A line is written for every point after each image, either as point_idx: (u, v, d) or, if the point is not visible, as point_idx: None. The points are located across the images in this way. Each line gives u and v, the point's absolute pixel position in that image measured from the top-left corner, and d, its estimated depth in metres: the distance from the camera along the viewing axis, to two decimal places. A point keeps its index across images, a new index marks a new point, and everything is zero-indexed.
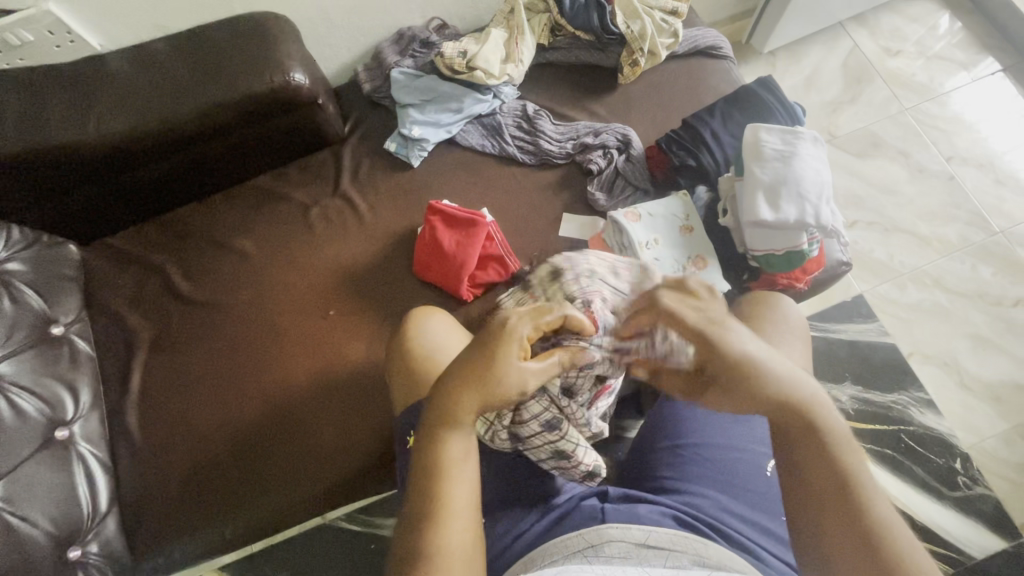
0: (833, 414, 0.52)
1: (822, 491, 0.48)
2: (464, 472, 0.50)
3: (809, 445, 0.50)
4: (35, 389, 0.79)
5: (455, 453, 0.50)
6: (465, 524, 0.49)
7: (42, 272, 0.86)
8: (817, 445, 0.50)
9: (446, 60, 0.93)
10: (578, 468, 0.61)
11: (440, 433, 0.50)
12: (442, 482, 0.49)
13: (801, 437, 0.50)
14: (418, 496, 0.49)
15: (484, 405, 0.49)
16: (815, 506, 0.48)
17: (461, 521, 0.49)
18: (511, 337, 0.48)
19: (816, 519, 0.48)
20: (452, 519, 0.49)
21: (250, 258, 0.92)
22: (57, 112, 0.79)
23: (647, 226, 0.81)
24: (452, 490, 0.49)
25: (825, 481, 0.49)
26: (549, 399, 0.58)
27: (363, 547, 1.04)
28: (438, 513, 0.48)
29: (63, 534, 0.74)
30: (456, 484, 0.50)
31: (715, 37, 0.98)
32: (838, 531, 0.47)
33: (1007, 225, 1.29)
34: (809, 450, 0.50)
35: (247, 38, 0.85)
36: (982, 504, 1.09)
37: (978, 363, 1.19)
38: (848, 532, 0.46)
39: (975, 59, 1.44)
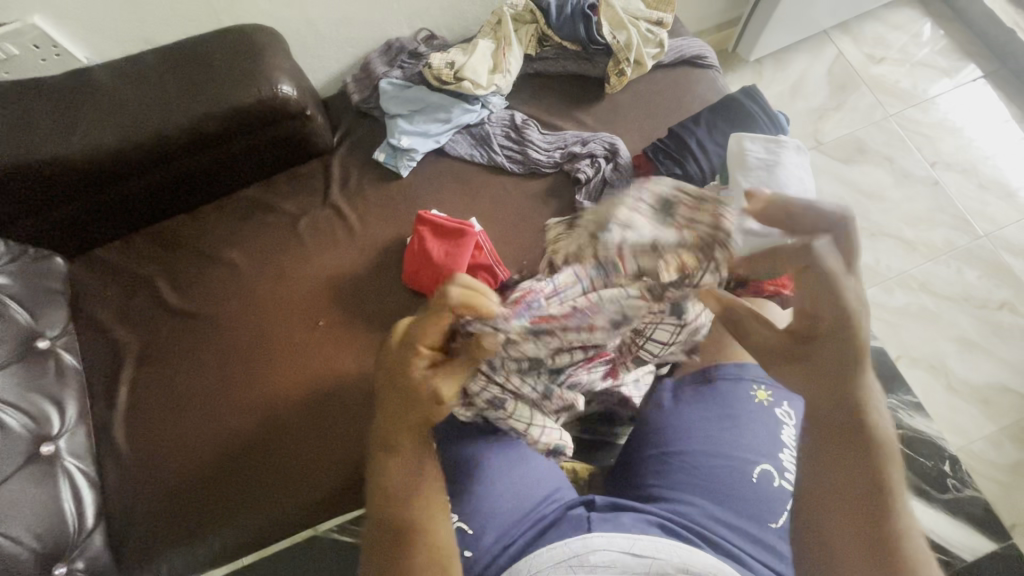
0: (886, 423, 0.49)
1: (847, 495, 0.47)
2: (424, 488, 0.52)
3: (852, 450, 0.47)
4: (20, 404, 0.78)
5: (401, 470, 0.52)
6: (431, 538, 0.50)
7: (28, 286, 0.85)
8: (866, 457, 0.47)
9: (434, 71, 0.94)
10: (541, 444, 0.65)
11: (384, 453, 0.53)
12: (401, 504, 0.51)
13: (849, 439, 0.48)
14: (379, 517, 0.51)
15: (411, 419, 0.50)
16: (839, 500, 0.47)
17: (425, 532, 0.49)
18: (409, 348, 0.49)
19: (831, 511, 0.48)
20: (417, 537, 0.49)
21: (239, 269, 0.92)
22: (43, 125, 0.79)
23: None
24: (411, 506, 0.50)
25: (857, 487, 0.47)
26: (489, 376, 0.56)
27: (355, 558, 1.03)
28: (404, 534, 0.49)
29: (47, 551, 0.74)
30: (416, 502, 0.51)
31: (700, 47, 1.00)
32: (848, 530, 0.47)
33: (991, 229, 1.31)
34: (852, 456, 0.47)
35: (235, 50, 0.85)
36: (972, 506, 1.09)
37: (965, 366, 1.20)
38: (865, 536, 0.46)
39: (957, 66, 1.46)
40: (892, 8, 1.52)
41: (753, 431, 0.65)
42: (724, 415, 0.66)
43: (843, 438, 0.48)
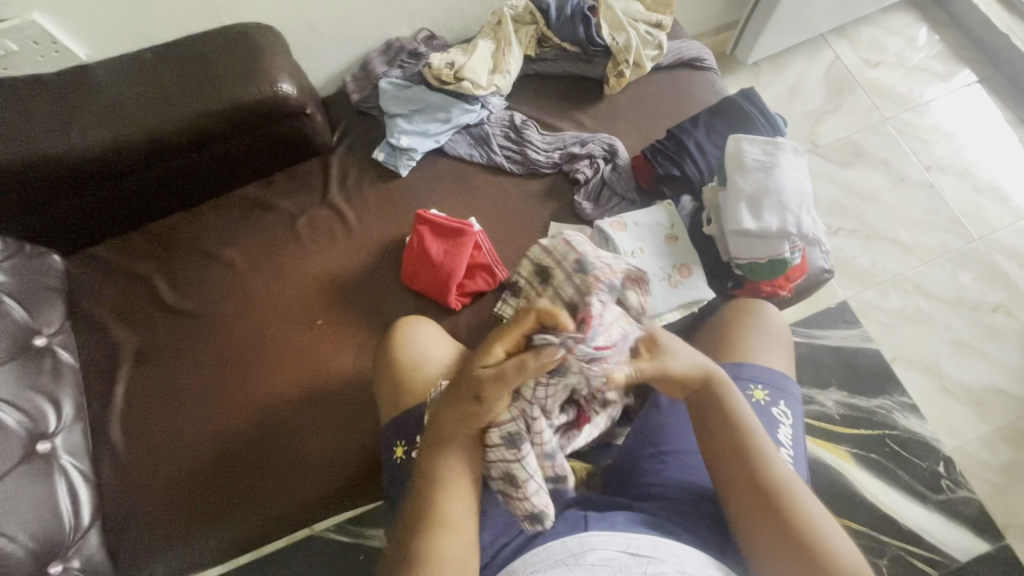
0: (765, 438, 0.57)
1: (735, 475, 0.55)
2: (463, 484, 0.55)
3: (720, 437, 0.57)
4: (16, 401, 0.78)
5: (447, 469, 0.55)
6: (464, 531, 0.53)
7: (24, 283, 0.85)
8: (732, 439, 0.57)
9: (434, 71, 0.94)
10: (525, 504, 0.57)
11: (432, 452, 0.56)
12: (443, 494, 0.54)
13: (712, 428, 0.58)
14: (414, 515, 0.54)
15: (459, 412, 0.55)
16: (727, 483, 0.56)
17: (457, 538, 0.52)
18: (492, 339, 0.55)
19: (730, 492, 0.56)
20: (456, 529, 0.53)
21: (236, 267, 0.91)
22: (41, 122, 0.79)
23: (632, 235, 0.81)
24: (449, 501, 0.54)
25: (738, 467, 0.56)
26: (520, 408, 0.57)
27: (351, 557, 1.03)
28: (433, 528, 0.52)
29: (43, 550, 0.73)
30: (453, 495, 0.54)
31: (699, 49, 1.00)
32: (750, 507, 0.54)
33: (985, 232, 1.32)
34: (725, 443, 0.57)
35: (235, 48, 0.85)
36: (965, 507, 1.10)
37: (959, 368, 1.21)
38: (759, 508, 0.53)
39: (953, 71, 1.47)
40: (888, 12, 1.53)
41: None
42: None
43: (709, 428, 0.58)
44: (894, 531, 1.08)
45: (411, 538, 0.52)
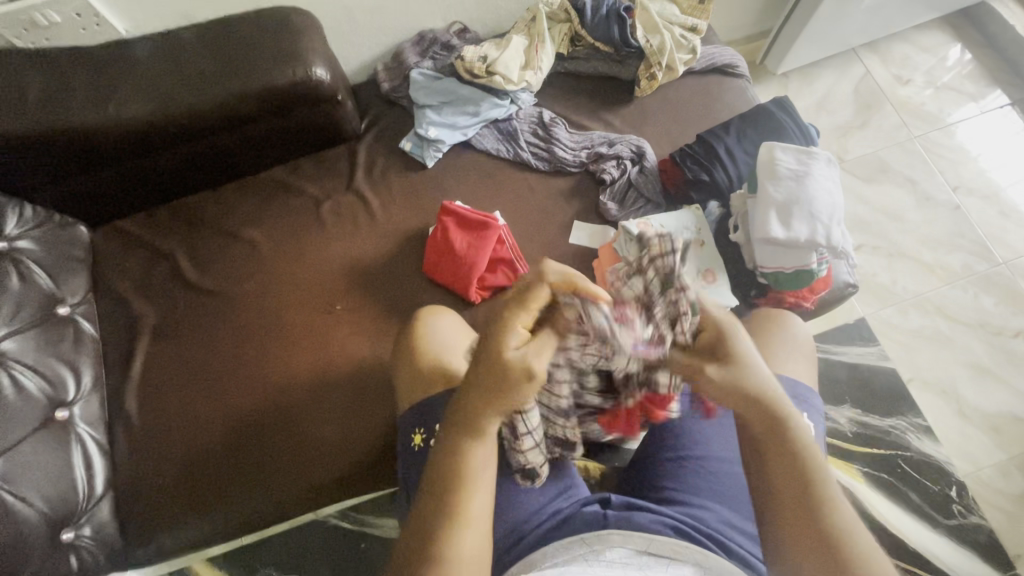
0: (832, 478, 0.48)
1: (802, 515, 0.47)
2: (484, 480, 0.50)
3: (780, 456, 0.49)
4: (37, 368, 0.78)
5: (478, 459, 0.50)
6: (479, 531, 0.50)
7: (51, 252, 0.86)
8: (795, 456, 0.49)
9: (466, 64, 0.94)
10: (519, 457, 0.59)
11: (463, 441, 0.50)
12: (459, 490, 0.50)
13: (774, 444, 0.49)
14: (433, 509, 0.50)
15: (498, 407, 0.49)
16: (784, 508, 0.48)
17: (476, 536, 0.49)
18: (508, 327, 0.49)
19: (786, 524, 0.48)
20: (468, 525, 0.49)
21: (259, 249, 0.92)
22: (79, 94, 0.80)
23: None
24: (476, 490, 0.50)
25: (801, 495, 0.48)
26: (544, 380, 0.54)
27: (353, 544, 1.04)
28: (457, 522, 0.49)
29: (56, 516, 0.74)
30: (476, 495, 0.50)
31: (732, 55, 1.00)
32: (802, 543, 0.46)
33: (1010, 256, 1.30)
34: (785, 462, 0.49)
35: (272, 31, 0.85)
36: (977, 533, 1.08)
37: (976, 392, 1.20)
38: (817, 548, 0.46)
39: (984, 91, 1.46)
40: (922, 29, 1.51)
41: None
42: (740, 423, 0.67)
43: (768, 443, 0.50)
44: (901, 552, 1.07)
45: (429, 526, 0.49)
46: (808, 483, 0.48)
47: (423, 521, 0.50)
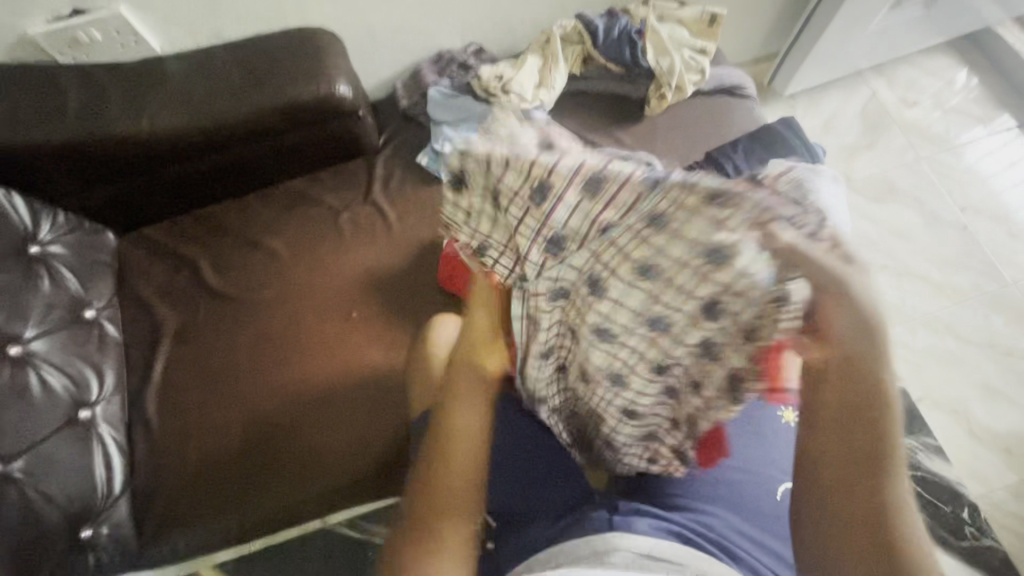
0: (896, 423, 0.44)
1: (856, 483, 0.44)
2: (474, 430, 0.58)
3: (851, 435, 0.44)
4: (64, 368, 0.81)
5: (463, 411, 0.58)
6: (462, 485, 0.56)
7: (81, 257, 0.89)
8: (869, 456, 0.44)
9: (483, 83, 1.00)
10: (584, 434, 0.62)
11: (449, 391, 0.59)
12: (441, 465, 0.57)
13: (849, 424, 0.44)
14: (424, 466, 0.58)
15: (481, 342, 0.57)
16: (837, 474, 0.44)
17: (457, 483, 0.56)
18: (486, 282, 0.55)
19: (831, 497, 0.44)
20: (456, 479, 0.56)
21: (279, 257, 0.95)
22: (116, 106, 0.84)
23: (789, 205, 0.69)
24: (459, 463, 0.57)
25: (861, 479, 0.43)
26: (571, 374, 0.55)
27: (361, 554, 1.04)
28: (444, 477, 0.56)
29: (77, 512, 0.76)
30: (467, 434, 0.57)
31: (740, 77, 1.03)
32: (849, 503, 0.44)
33: (1019, 277, 1.30)
34: (847, 439, 0.44)
35: (299, 50, 0.90)
36: (989, 556, 1.06)
37: (988, 413, 1.19)
38: (868, 511, 0.43)
39: (991, 114, 1.48)
40: (928, 53, 1.54)
41: (776, 450, 0.68)
42: (752, 433, 0.68)
43: (853, 424, 0.44)
44: None
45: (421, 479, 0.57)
46: (877, 487, 0.43)
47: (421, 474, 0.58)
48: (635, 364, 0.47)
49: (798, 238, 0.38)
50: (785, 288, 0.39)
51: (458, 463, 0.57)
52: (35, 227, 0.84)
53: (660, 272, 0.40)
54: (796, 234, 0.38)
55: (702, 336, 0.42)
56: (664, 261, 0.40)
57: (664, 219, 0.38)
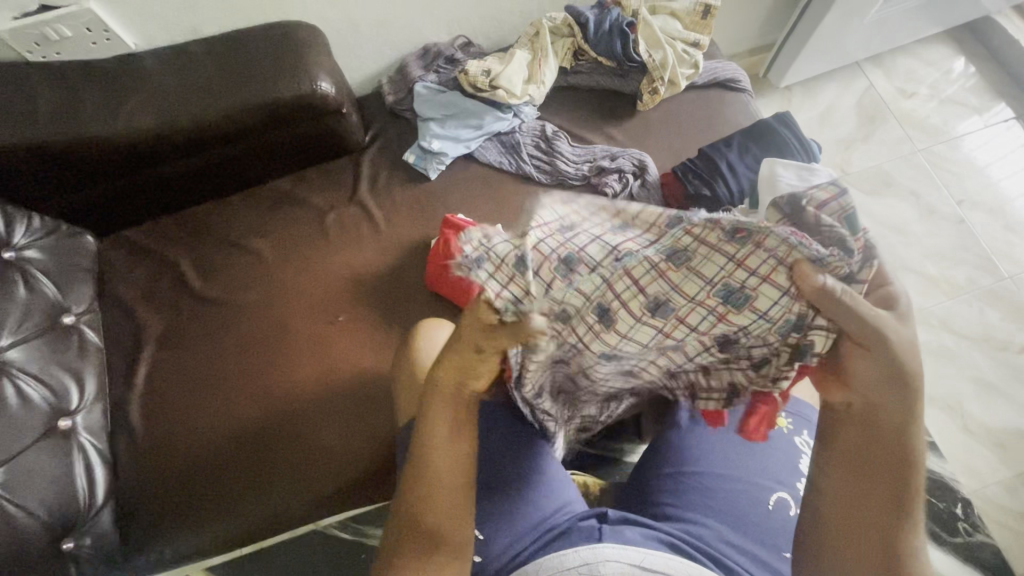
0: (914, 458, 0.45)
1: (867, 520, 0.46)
2: (453, 442, 0.53)
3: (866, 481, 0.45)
4: (41, 377, 0.78)
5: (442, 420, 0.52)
6: (447, 494, 0.53)
7: (58, 261, 0.87)
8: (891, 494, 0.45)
9: (470, 78, 0.95)
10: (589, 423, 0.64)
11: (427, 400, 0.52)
12: (418, 496, 0.54)
13: (867, 463, 0.45)
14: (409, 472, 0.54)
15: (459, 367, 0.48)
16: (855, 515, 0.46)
17: (443, 493, 0.53)
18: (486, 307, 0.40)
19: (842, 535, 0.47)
20: (440, 488, 0.53)
21: (263, 260, 0.92)
22: (89, 106, 0.81)
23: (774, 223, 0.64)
24: (441, 474, 0.53)
25: (876, 519, 0.45)
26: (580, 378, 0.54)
27: (353, 556, 1.03)
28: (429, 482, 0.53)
29: (58, 524, 0.74)
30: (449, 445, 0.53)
31: (735, 70, 1.00)
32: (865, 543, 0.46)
33: (1015, 271, 1.29)
34: (865, 484, 0.45)
35: (280, 46, 0.87)
36: (983, 551, 1.06)
37: (982, 408, 1.19)
38: (882, 545, 0.46)
39: (989, 105, 1.46)
40: (926, 42, 1.51)
41: (769, 457, 0.66)
42: (743, 439, 0.67)
43: (870, 472, 0.45)
44: None
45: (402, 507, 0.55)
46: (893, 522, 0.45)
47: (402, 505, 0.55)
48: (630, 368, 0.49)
49: (827, 278, 0.39)
50: (808, 334, 0.42)
51: (437, 498, 0.53)
52: (9, 232, 0.81)
53: (673, 309, 0.41)
54: (823, 272, 0.39)
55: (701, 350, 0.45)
56: (681, 299, 0.41)
57: (686, 254, 0.40)
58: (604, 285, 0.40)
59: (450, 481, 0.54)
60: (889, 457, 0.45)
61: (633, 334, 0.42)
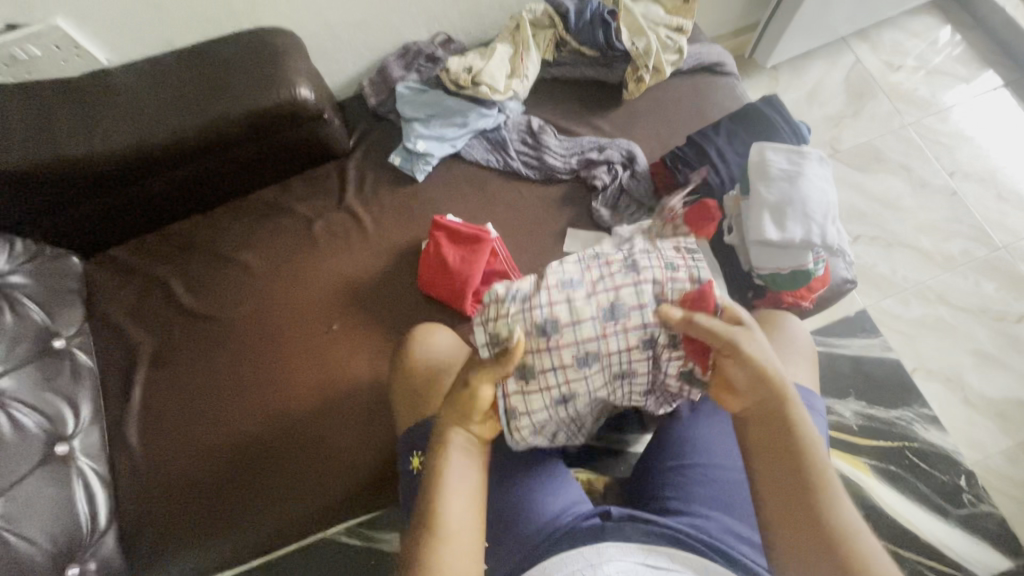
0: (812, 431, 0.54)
1: (800, 507, 0.51)
2: (460, 487, 0.56)
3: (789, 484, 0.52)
4: (35, 404, 0.78)
5: (455, 468, 0.57)
6: (458, 543, 0.54)
7: (44, 285, 0.86)
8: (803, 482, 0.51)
9: (451, 75, 0.94)
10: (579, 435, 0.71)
11: (439, 454, 0.58)
12: (437, 545, 0.53)
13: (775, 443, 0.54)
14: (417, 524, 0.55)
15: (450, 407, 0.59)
16: (782, 502, 0.52)
17: (451, 541, 0.54)
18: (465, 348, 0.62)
19: (788, 520, 0.51)
20: (447, 538, 0.54)
21: (254, 272, 0.91)
22: (62, 125, 0.79)
23: (765, 206, 0.75)
24: (450, 521, 0.54)
25: (806, 525, 0.50)
26: (546, 390, 0.61)
27: (364, 563, 1.03)
28: (436, 530, 0.54)
29: (61, 551, 0.74)
30: (454, 497, 0.55)
31: (720, 54, 0.99)
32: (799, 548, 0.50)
33: (1010, 240, 1.29)
34: (791, 489, 0.51)
35: (255, 52, 0.85)
36: (985, 521, 1.08)
37: (982, 379, 1.19)
38: (818, 557, 0.49)
39: (976, 74, 1.45)
40: (912, 14, 1.50)
41: None
42: None
43: (775, 454, 0.54)
44: (913, 545, 1.06)
45: (414, 559, 0.53)
46: (823, 514, 0.50)
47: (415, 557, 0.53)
48: (590, 338, 0.60)
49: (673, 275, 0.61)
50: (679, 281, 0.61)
51: (453, 545, 0.53)
52: None
53: (580, 297, 0.61)
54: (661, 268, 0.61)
55: (620, 320, 0.60)
56: (584, 298, 0.61)
57: (562, 281, 0.62)
58: (533, 314, 0.60)
59: (466, 527, 0.55)
60: (805, 461, 0.52)
61: (575, 328, 0.60)
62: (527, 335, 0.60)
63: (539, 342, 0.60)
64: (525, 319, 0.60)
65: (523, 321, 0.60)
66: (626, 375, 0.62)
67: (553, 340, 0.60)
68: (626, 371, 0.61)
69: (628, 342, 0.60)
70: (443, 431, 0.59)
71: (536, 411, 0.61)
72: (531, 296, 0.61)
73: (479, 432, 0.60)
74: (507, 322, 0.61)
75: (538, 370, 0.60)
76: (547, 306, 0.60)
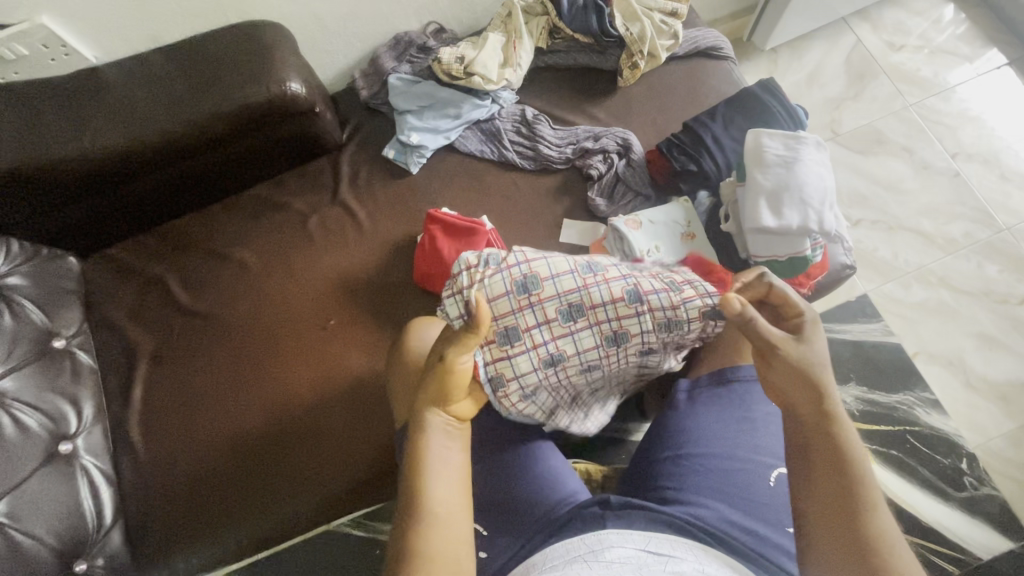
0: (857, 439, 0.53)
1: (838, 504, 0.50)
2: (443, 467, 0.56)
3: (833, 486, 0.51)
4: (37, 404, 0.79)
5: (434, 450, 0.56)
6: (444, 527, 0.53)
7: (43, 286, 0.87)
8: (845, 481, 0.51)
9: (443, 66, 0.92)
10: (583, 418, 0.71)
11: (419, 433, 0.57)
12: (425, 530, 0.52)
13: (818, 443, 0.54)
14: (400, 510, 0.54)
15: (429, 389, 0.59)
16: (820, 496, 0.51)
17: (437, 528, 0.52)
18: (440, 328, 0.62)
19: (826, 516, 0.50)
20: (433, 522, 0.53)
21: (250, 268, 0.91)
22: (52, 125, 0.79)
23: (767, 196, 0.74)
24: (434, 503, 0.54)
25: (840, 525, 0.49)
26: (534, 350, 0.65)
27: (368, 554, 1.04)
28: (422, 515, 0.53)
29: (67, 548, 0.75)
30: (437, 479, 0.55)
31: (717, 37, 0.98)
32: (836, 550, 0.49)
33: (1013, 221, 1.27)
34: (830, 487, 0.51)
35: (243, 47, 0.84)
36: (986, 503, 1.08)
37: (984, 363, 1.18)
38: (851, 556, 0.48)
39: (980, 52, 1.42)
40: None
41: (767, 434, 0.67)
42: (739, 417, 0.67)
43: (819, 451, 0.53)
44: (913, 528, 1.06)
45: (402, 549, 0.52)
46: (859, 514, 0.49)
47: (410, 544, 0.51)
48: (570, 295, 0.66)
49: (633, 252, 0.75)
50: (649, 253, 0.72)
51: (443, 528, 0.53)
52: None
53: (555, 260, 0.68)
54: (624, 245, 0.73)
55: (600, 276, 0.67)
56: (560, 261, 0.68)
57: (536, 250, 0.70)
58: (510, 273, 0.66)
59: (452, 511, 0.54)
60: (850, 463, 0.51)
61: (554, 280, 0.66)
62: (509, 297, 0.65)
63: (521, 300, 0.65)
64: (504, 281, 0.66)
65: (504, 282, 0.66)
66: (612, 333, 0.66)
67: (535, 296, 0.66)
68: (615, 327, 0.66)
69: (612, 293, 0.66)
70: (420, 415, 0.58)
71: (525, 373, 0.65)
72: (505, 258, 0.67)
73: (457, 414, 0.59)
74: (489, 284, 0.65)
75: (523, 331, 0.65)
76: (524, 270, 0.66)
